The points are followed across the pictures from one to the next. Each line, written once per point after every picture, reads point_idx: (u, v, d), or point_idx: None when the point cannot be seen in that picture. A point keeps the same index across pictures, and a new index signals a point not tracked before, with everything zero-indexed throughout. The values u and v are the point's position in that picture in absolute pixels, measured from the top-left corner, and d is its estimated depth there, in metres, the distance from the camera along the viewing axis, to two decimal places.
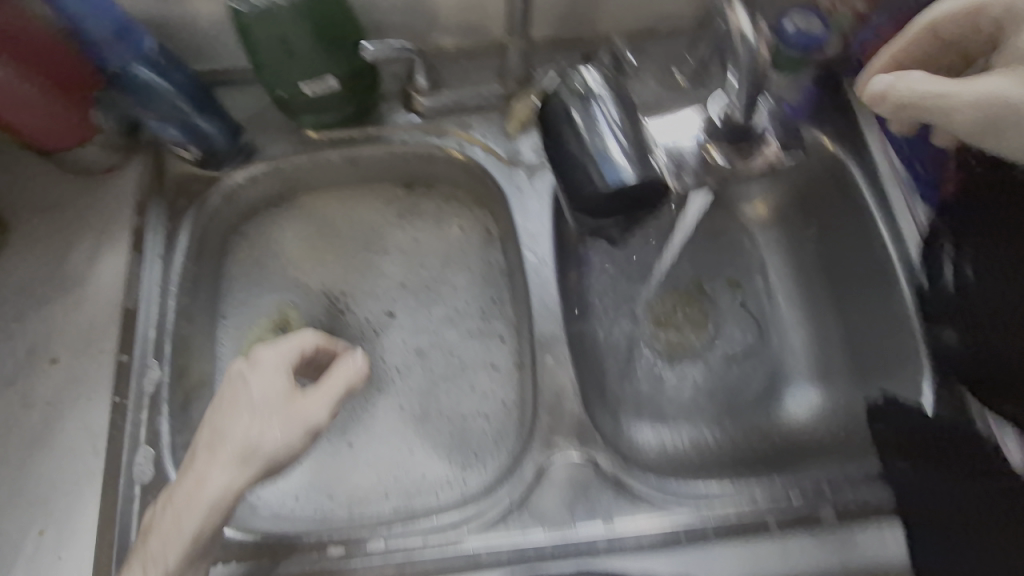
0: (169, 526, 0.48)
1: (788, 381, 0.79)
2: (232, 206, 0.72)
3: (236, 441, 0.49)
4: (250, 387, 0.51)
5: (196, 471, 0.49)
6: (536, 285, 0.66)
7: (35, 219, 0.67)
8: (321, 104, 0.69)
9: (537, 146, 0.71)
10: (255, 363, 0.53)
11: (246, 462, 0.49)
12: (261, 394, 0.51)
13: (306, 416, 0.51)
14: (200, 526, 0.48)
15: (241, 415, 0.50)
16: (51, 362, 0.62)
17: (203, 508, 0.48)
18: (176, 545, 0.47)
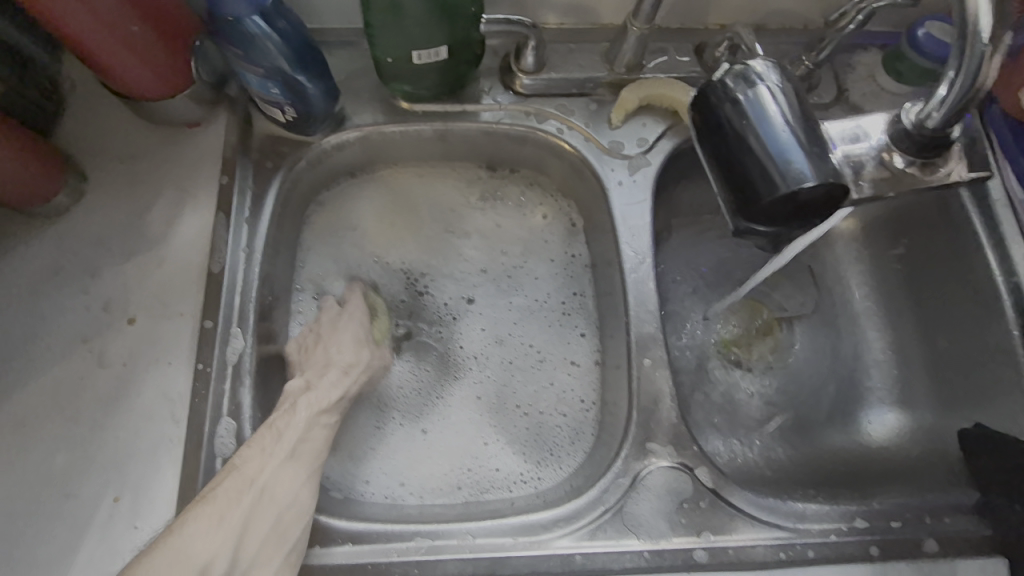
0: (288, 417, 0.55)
1: (867, 402, 0.76)
2: (315, 173, 0.69)
3: (344, 356, 0.62)
4: (346, 322, 0.65)
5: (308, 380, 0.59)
6: (633, 283, 0.64)
7: (114, 170, 0.64)
8: (423, 73, 0.65)
9: (639, 139, 0.68)
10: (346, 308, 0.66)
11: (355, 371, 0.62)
12: (355, 326, 0.65)
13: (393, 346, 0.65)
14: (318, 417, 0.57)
15: (343, 336, 0.64)
16: (127, 321, 0.59)
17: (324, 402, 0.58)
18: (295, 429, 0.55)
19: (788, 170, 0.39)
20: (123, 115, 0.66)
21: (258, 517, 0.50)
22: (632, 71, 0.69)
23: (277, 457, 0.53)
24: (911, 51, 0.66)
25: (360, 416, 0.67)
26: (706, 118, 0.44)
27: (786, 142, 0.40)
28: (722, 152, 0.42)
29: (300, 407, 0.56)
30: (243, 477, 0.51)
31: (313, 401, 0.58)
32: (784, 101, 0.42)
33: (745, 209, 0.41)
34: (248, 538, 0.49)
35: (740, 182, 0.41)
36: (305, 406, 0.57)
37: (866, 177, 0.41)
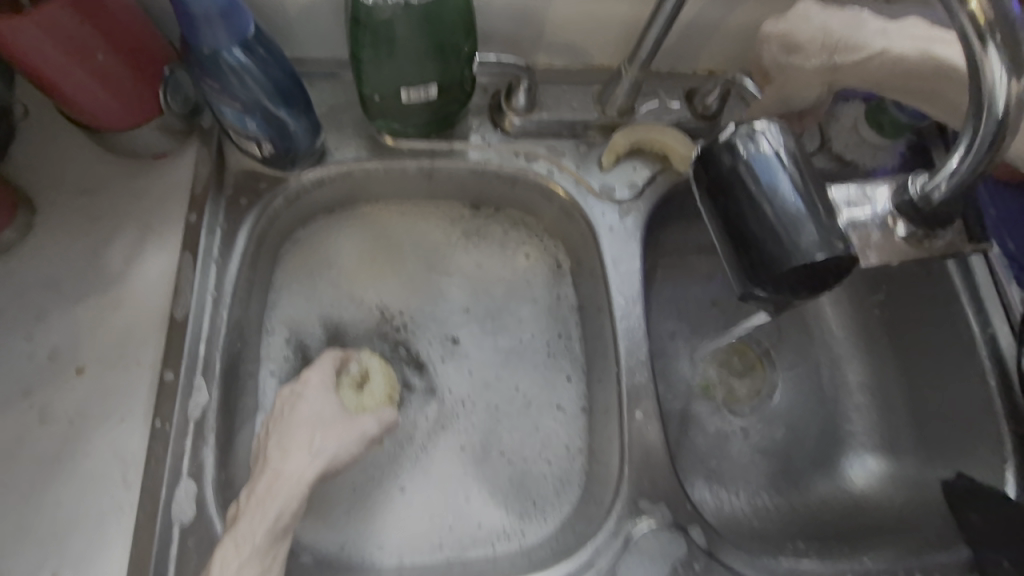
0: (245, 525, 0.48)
1: (849, 449, 0.76)
2: (292, 209, 0.65)
3: (302, 446, 0.54)
4: (307, 404, 0.57)
5: (272, 470, 0.52)
6: (624, 331, 0.62)
7: (70, 204, 0.59)
8: (410, 111, 0.62)
9: (630, 182, 0.67)
10: (306, 386, 0.58)
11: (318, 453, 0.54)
12: (315, 410, 0.57)
13: (363, 425, 0.57)
14: (277, 517, 0.49)
15: (301, 428, 0.55)
16: (77, 372, 0.54)
17: (279, 499, 0.51)
18: (243, 551, 0.48)
19: (800, 241, 0.39)
20: (81, 143, 0.61)
21: None
22: (624, 115, 0.68)
23: None
24: (893, 107, 0.68)
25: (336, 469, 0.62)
26: (714, 179, 0.42)
27: (796, 211, 0.39)
28: (732, 215, 0.41)
29: (245, 520, 0.49)
30: None
31: (259, 512, 0.49)
32: (792, 166, 0.41)
33: (755, 276, 0.41)
34: None
35: (750, 248, 0.41)
36: (251, 522, 0.49)
37: (867, 244, 0.41)
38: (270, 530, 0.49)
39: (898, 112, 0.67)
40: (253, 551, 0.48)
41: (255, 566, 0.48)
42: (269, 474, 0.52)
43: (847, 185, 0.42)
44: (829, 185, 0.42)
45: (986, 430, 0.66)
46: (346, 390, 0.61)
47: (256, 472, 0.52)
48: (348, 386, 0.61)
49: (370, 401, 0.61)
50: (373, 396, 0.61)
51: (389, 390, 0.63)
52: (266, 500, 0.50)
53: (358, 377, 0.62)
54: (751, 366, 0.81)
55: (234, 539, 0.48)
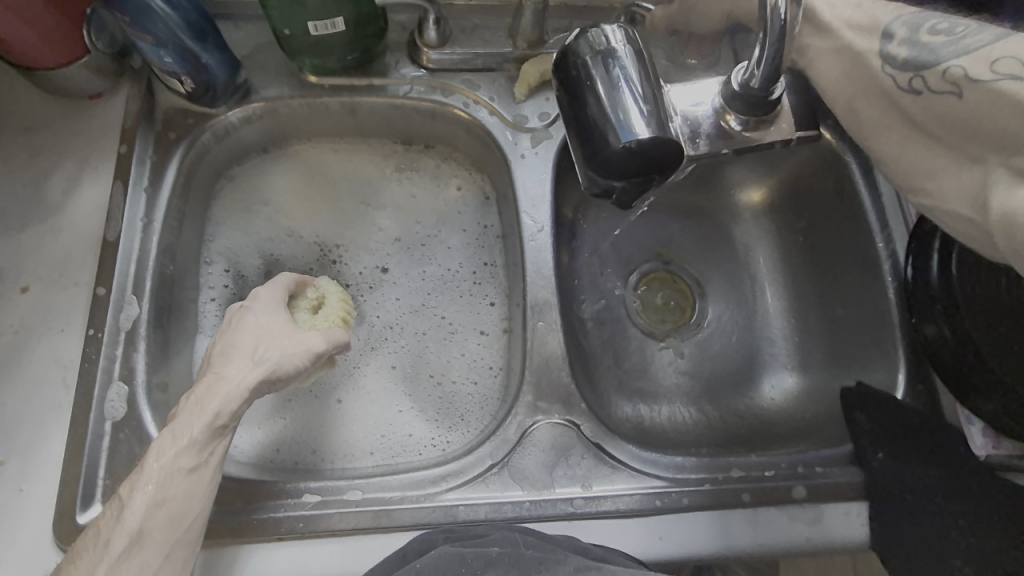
0: (194, 405, 0.53)
1: (767, 368, 0.80)
2: (222, 145, 0.69)
3: (247, 352, 0.56)
4: (255, 314, 0.59)
5: (214, 372, 0.55)
6: (532, 250, 0.66)
7: (13, 141, 0.64)
8: (324, 46, 0.65)
9: (542, 112, 0.71)
10: (256, 300, 0.60)
11: (261, 362, 0.56)
12: (262, 323, 0.58)
13: (308, 341, 0.58)
14: (222, 408, 0.53)
15: (246, 337, 0.57)
16: (21, 291, 0.59)
17: (223, 395, 0.53)
18: (177, 444, 0.51)
19: (629, 124, 0.42)
20: (22, 86, 0.66)
21: (144, 545, 0.48)
22: (535, 47, 0.70)
23: (160, 466, 0.50)
24: None
25: None
26: (565, 82, 0.46)
27: (631, 99, 0.43)
28: (579, 112, 0.45)
29: (184, 415, 0.52)
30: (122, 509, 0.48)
31: (194, 412, 0.52)
32: (632, 66, 0.44)
33: (597, 167, 0.44)
34: (129, 562, 0.47)
35: (592, 139, 0.44)
36: (188, 418, 0.52)
37: (699, 136, 0.44)
38: (208, 426, 0.52)
39: None
40: (189, 444, 0.51)
41: (193, 456, 0.51)
42: (212, 377, 0.55)
43: (684, 84, 0.46)
44: (665, 85, 0.45)
45: (887, 340, 0.70)
46: (303, 312, 0.64)
47: (207, 374, 0.55)
48: (303, 313, 0.64)
49: (324, 322, 0.63)
50: (325, 317, 0.64)
51: (343, 313, 0.65)
52: (203, 403, 0.53)
53: (313, 304, 0.65)
54: (678, 298, 0.86)
55: (172, 432, 0.51)
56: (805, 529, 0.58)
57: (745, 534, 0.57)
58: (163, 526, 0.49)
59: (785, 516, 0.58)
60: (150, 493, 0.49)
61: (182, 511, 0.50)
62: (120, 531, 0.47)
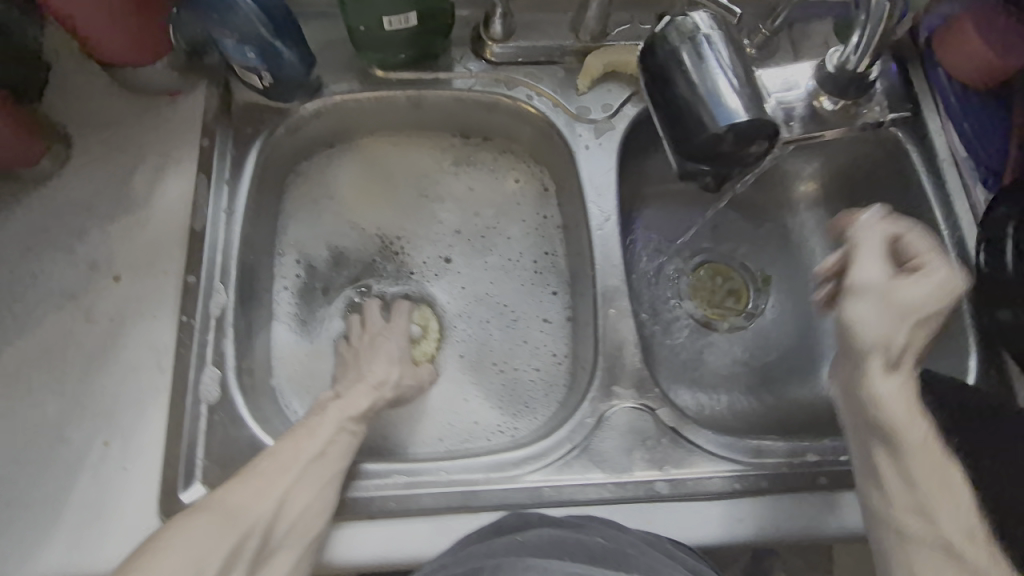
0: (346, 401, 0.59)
1: (826, 358, 0.80)
2: (293, 138, 0.71)
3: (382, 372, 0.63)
4: (391, 340, 0.67)
5: (366, 371, 0.63)
6: (599, 238, 0.67)
7: (94, 137, 0.66)
8: (394, 42, 0.67)
9: (605, 103, 0.71)
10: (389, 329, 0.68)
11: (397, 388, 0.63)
12: (396, 349, 0.66)
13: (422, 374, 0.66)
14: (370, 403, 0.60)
15: (383, 357, 0.65)
16: (114, 280, 0.62)
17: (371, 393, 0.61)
18: (329, 426, 0.56)
19: (724, 111, 0.43)
20: (102, 82, 0.68)
21: (289, 503, 0.52)
22: (598, 40, 0.71)
23: (326, 434, 0.56)
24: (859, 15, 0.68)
25: None
26: (652, 68, 0.47)
27: (724, 87, 0.44)
28: (668, 99, 0.46)
29: (336, 405, 0.59)
30: (258, 483, 0.51)
31: (346, 404, 0.59)
32: (723, 50, 0.45)
33: (689, 156, 0.45)
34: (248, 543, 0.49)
35: (684, 127, 0.45)
36: (351, 397, 0.60)
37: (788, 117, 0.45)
38: (360, 412, 0.59)
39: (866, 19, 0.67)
40: (343, 421, 0.57)
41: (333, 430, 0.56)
42: (358, 377, 0.63)
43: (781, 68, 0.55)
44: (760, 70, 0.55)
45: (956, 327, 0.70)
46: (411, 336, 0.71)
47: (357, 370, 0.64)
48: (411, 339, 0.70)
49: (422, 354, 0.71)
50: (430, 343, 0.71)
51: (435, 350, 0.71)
52: (356, 392, 0.61)
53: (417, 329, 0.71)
54: (760, 282, 0.86)
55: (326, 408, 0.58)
56: None
57: (823, 516, 0.58)
58: (319, 476, 0.54)
59: None
60: (319, 445, 0.55)
61: (327, 470, 0.54)
62: (265, 496, 0.51)
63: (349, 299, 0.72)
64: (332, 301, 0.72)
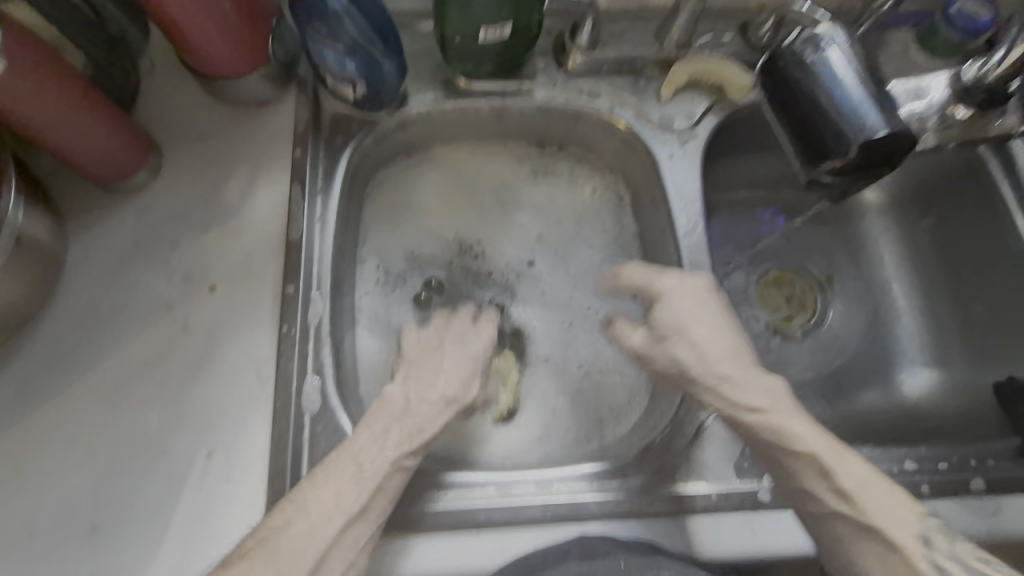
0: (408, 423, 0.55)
1: (901, 365, 0.80)
2: (379, 149, 0.72)
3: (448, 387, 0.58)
4: (461, 349, 0.61)
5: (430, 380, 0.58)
6: (687, 247, 0.67)
7: (187, 147, 0.67)
8: (484, 53, 0.67)
9: (688, 113, 0.72)
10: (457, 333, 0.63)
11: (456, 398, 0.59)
12: (468, 358, 0.61)
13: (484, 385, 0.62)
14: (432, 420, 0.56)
15: (453, 366, 0.60)
16: (211, 289, 0.62)
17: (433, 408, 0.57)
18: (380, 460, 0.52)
19: (857, 123, 0.46)
20: (193, 94, 0.68)
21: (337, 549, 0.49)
22: (681, 50, 0.72)
23: (380, 465, 0.52)
24: (944, 26, 0.68)
25: None
26: (778, 79, 0.50)
27: (860, 101, 0.47)
28: (795, 109, 0.49)
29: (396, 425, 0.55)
30: (303, 519, 0.49)
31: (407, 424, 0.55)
32: (853, 63, 0.48)
33: (816, 162, 0.48)
34: None
35: (812, 136, 0.48)
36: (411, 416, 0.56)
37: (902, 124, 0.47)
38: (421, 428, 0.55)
39: (951, 30, 0.68)
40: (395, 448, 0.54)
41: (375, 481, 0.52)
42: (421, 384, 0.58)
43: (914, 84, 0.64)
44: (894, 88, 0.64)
45: None
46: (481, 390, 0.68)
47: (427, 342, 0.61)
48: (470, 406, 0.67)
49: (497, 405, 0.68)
50: (510, 391, 0.69)
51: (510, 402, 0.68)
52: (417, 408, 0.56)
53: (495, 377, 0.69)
54: (823, 280, 0.86)
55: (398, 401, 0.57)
56: (985, 523, 0.57)
57: None
58: (368, 510, 0.51)
59: (963, 508, 0.58)
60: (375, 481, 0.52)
61: (381, 503, 0.52)
62: (315, 535, 0.48)
63: (424, 300, 0.72)
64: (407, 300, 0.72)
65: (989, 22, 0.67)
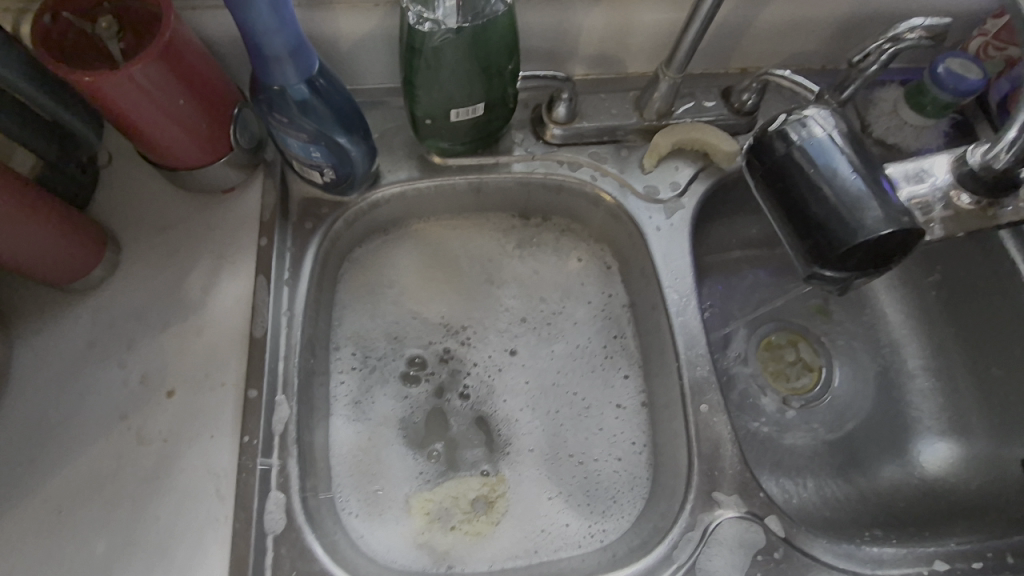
0: None
1: (916, 437, 0.75)
2: (352, 230, 0.69)
3: None
4: None
5: None
6: (680, 325, 0.63)
7: (146, 240, 0.63)
8: (457, 131, 0.65)
9: (673, 182, 0.69)
10: None
11: None
12: None
13: None
14: None
15: None
16: (167, 395, 0.57)
17: None
18: None
19: (866, 218, 0.42)
20: (155, 185, 0.65)
21: None
22: (663, 118, 0.70)
23: None
24: (934, 86, 0.64)
25: (461, 483, 0.64)
26: (769, 166, 0.46)
27: (856, 193, 0.43)
28: (793, 201, 0.45)
29: None
30: None
31: None
32: (843, 149, 0.45)
33: (821, 259, 0.44)
34: None
35: (815, 230, 0.44)
36: None
37: (903, 211, 0.43)
38: None
39: (941, 90, 0.64)
40: None
41: None
42: None
43: (914, 162, 0.50)
44: (892, 163, 0.49)
45: None
46: (458, 511, 0.62)
47: None
48: (440, 525, 0.61)
49: (475, 527, 0.62)
50: (489, 520, 0.62)
51: (477, 526, 0.62)
52: None
53: (480, 500, 0.63)
54: (823, 333, 0.81)
55: None
56: None
57: None
58: None
59: None
60: None
61: None
62: None
63: (413, 377, 0.68)
64: (389, 382, 0.67)
65: (980, 82, 0.63)
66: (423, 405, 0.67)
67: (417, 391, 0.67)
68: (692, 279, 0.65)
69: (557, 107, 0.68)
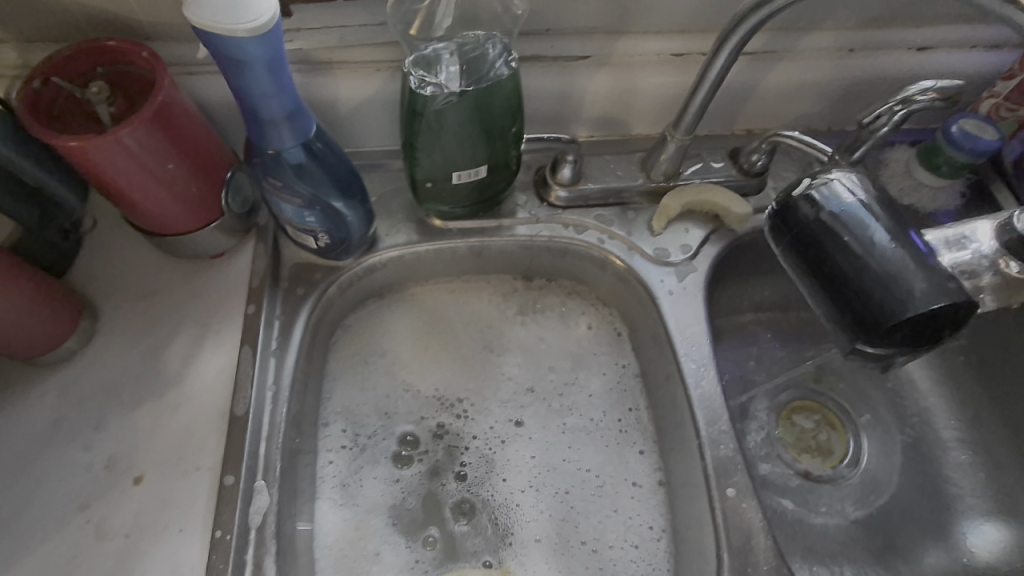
0: None
1: (961, 519, 0.68)
2: (345, 296, 0.65)
3: None
4: None
5: None
6: (699, 399, 0.59)
7: (126, 308, 0.59)
8: (459, 193, 0.62)
9: (684, 244, 0.66)
10: None
11: None
12: None
13: None
14: None
15: None
16: (134, 481, 0.51)
17: None
18: None
19: (910, 287, 0.38)
20: (141, 250, 0.62)
21: None
22: (670, 179, 0.68)
23: None
24: (948, 147, 0.63)
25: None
26: (796, 231, 0.43)
27: (894, 260, 0.39)
28: (826, 269, 0.41)
29: None
30: None
31: None
32: (873, 213, 0.42)
33: (864, 331, 0.40)
34: None
35: (854, 301, 0.40)
36: None
37: (947, 278, 0.39)
38: None
39: (957, 151, 0.62)
40: None
41: None
42: None
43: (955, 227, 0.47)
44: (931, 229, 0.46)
45: None
46: None
47: None
48: None
49: None
50: None
51: None
52: None
53: None
54: (848, 401, 0.76)
55: None
56: None
57: None
58: None
59: None
60: None
61: None
62: None
63: (404, 457, 0.62)
64: (382, 461, 0.61)
65: (995, 142, 0.61)
66: (416, 489, 0.60)
67: (412, 473, 0.61)
68: (708, 347, 0.61)
69: (562, 169, 0.65)
